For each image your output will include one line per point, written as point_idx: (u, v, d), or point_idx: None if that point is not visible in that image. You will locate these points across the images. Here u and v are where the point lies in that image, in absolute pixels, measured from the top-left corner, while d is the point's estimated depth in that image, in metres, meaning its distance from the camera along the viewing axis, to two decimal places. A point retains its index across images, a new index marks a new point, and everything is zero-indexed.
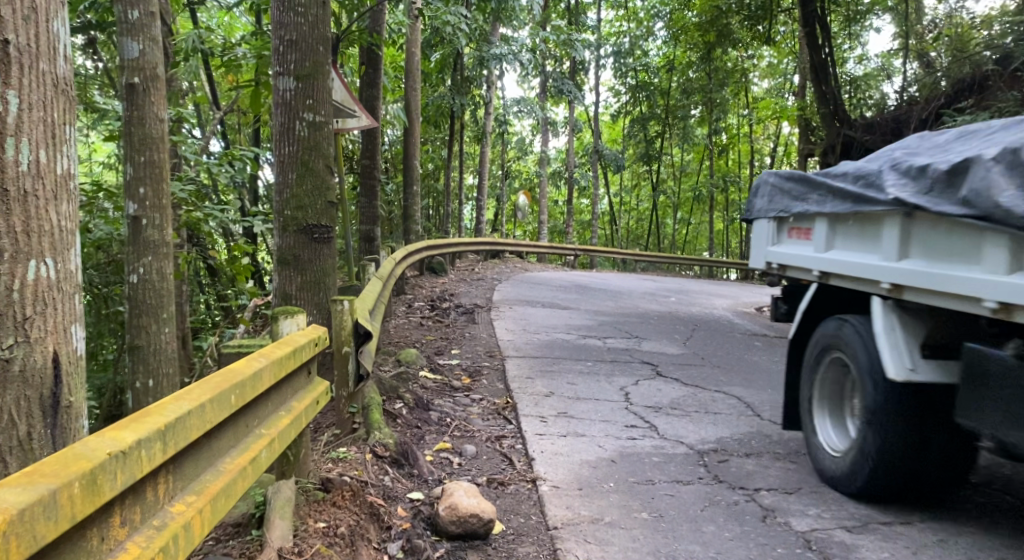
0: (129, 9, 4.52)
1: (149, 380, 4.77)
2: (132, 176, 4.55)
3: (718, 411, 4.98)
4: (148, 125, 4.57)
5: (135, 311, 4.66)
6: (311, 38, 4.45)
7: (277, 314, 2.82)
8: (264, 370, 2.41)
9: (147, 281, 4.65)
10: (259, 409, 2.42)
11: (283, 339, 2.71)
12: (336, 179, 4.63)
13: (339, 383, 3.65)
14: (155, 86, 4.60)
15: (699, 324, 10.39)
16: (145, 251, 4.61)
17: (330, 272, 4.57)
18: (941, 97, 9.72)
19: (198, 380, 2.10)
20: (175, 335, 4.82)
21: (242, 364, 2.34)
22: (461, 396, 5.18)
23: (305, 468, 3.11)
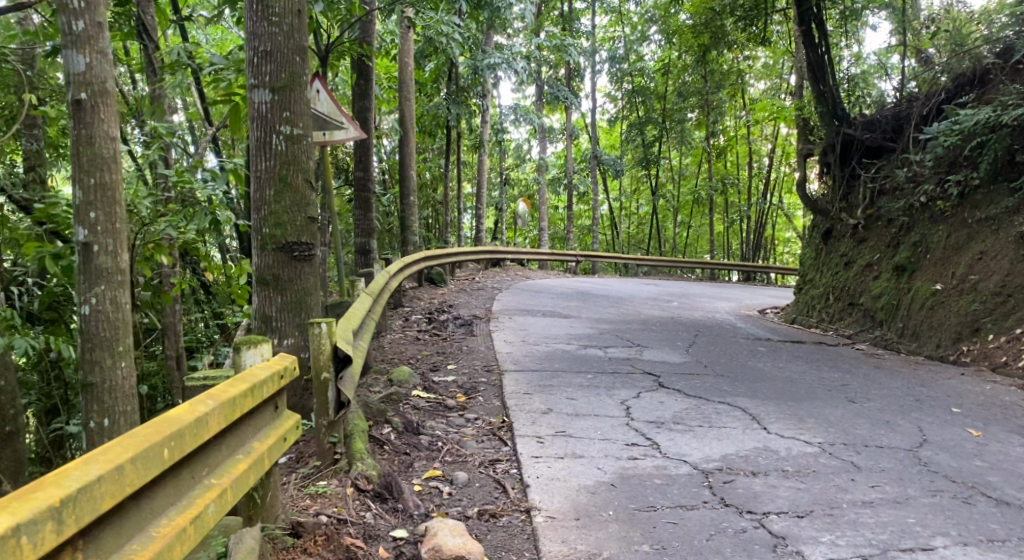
0: (74, 20, 4.11)
1: (105, 418, 4.43)
2: (81, 200, 4.16)
3: (724, 425, 4.75)
4: (99, 145, 4.19)
5: (87, 345, 4.30)
6: (287, 48, 4.26)
7: (238, 346, 2.83)
8: (208, 416, 2.40)
9: (99, 312, 4.25)
10: (206, 459, 2.42)
11: (242, 376, 2.69)
12: (317, 194, 4.43)
13: (320, 411, 3.45)
14: (105, 102, 4.22)
15: (703, 329, 10.15)
16: (97, 280, 4.24)
17: (312, 291, 4.39)
18: (941, 93, 9.50)
19: (116, 442, 2.14)
20: (132, 369, 4.44)
21: (182, 412, 2.34)
22: (455, 416, 4.96)
23: (273, 513, 2.90)
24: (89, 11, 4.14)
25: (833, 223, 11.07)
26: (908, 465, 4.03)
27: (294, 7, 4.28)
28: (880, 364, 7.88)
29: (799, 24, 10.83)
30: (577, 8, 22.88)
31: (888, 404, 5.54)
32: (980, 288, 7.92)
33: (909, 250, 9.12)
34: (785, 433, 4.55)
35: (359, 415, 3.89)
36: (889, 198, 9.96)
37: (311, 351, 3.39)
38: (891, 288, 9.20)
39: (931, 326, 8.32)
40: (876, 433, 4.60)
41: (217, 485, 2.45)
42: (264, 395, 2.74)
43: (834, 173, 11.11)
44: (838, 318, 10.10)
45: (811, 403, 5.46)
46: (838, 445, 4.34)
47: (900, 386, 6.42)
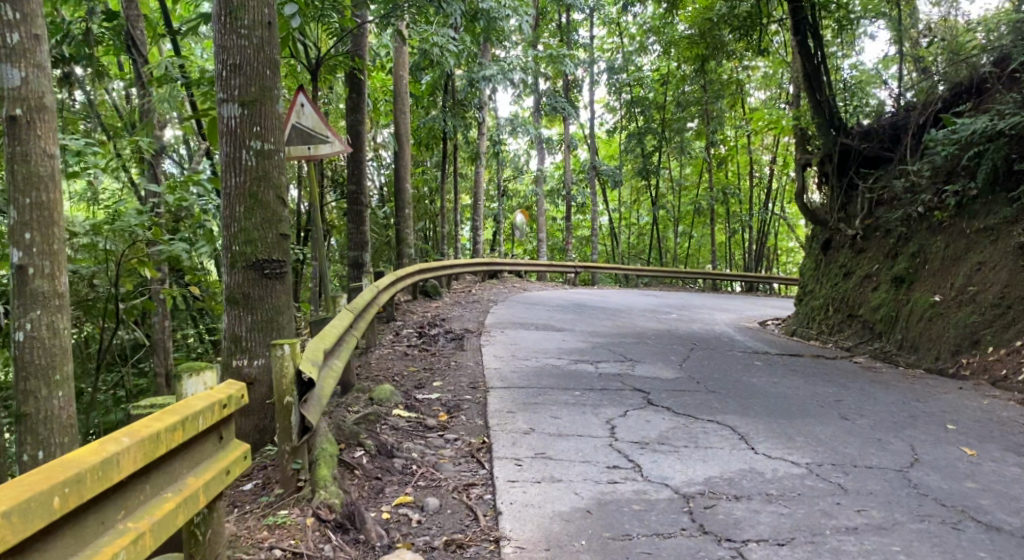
0: (9, 36, 4.28)
1: (40, 451, 4.42)
2: (16, 221, 4.32)
3: (710, 445, 4.61)
4: (35, 164, 4.35)
5: (22, 373, 4.35)
6: (257, 61, 4.17)
7: None
8: (122, 453, 2.34)
9: (34, 337, 4.35)
10: (120, 498, 2.37)
11: (175, 406, 2.65)
12: (289, 210, 4.32)
13: (283, 435, 3.35)
14: (42, 119, 4.39)
15: (699, 342, 10.00)
16: (32, 303, 4.36)
17: (284, 309, 4.27)
18: (938, 102, 9.37)
19: (12, 483, 2.10)
20: (69, 400, 4.48)
21: (92, 450, 2.29)
22: (435, 437, 4.83)
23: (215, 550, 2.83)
24: (24, 25, 4.30)
25: (832, 234, 10.93)
26: (897, 487, 3.90)
27: (264, 20, 4.19)
28: (878, 378, 7.72)
29: (795, 34, 10.75)
30: (575, 19, 22.84)
31: (882, 421, 5.39)
32: (979, 300, 7.77)
33: (907, 261, 8.99)
34: (772, 453, 4.41)
35: (329, 439, 3.78)
36: (887, 208, 9.83)
37: (273, 374, 3.29)
38: (890, 299, 9.05)
39: (930, 338, 8.17)
40: (867, 452, 4.46)
41: (134, 527, 2.38)
42: (198, 427, 2.68)
43: (832, 183, 10.98)
44: (837, 330, 9.94)
45: (803, 420, 5.32)
46: (825, 465, 4.20)
47: (896, 402, 6.26)
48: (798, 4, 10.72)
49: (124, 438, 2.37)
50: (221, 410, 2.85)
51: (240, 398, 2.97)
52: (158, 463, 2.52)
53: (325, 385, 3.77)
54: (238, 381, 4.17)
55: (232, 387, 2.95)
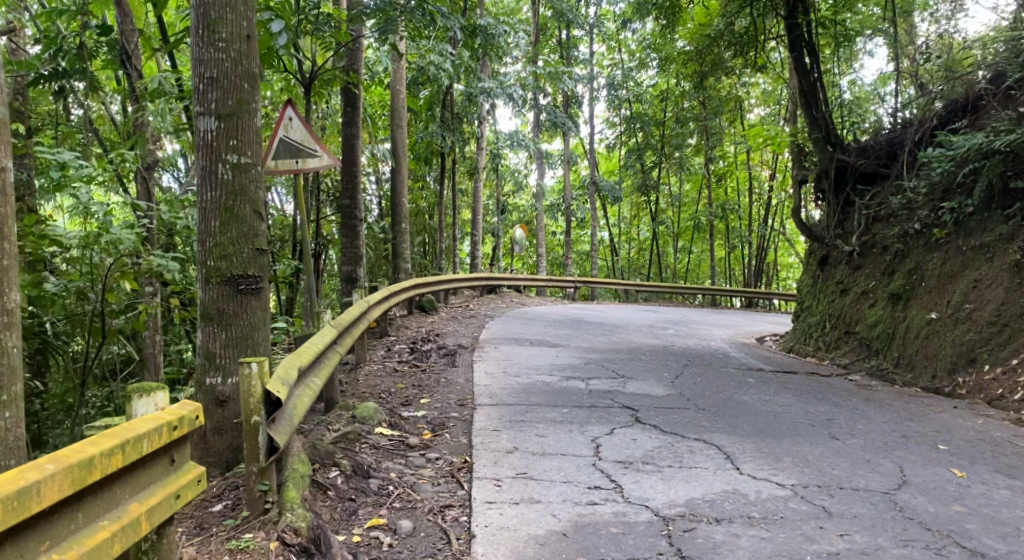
0: None
1: None
2: None
3: (695, 465, 4.52)
4: None
5: None
6: (234, 75, 4.13)
7: (131, 395, 2.89)
8: (44, 481, 2.42)
9: None
10: (44, 526, 2.44)
11: (115, 432, 2.72)
12: (266, 225, 4.28)
13: (251, 455, 3.31)
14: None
15: (694, 359, 9.90)
16: None
17: (259, 326, 4.23)
18: (934, 119, 9.33)
19: None
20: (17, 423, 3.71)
21: (12, 478, 2.37)
22: (415, 456, 4.75)
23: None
24: None
25: (829, 250, 10.85)
26: (883, 511, 3.83)
27: (243, 33, 4.16)
28: (872, 396, 7.62)
29: (790, 50, 10.73)
30: (575, 36, 22.91)
31: (873, 441, 5.30)
32: (975, 317, 7.68)
33: (904, 278, 8.90)
34: (758, 474, 4.32)
35: (300, 460, 3.73)
36: (884, 225, 9.76)
37: (241, 393, 3.27)
38: (886, 316, 8.97)
39: (927, 356, 8.08)
40: (854, 473, 4.38)
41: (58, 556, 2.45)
42: (140, 452, 2.74)
43: (829, 200, 10.92)
44: (834, 347, 9.84)
45: (792, 440, 5.22)
46: (811, 487, 4.12)
47: (888, 421, 6.17)
48: (793, 20, 10.70)
49: (48, 465, 2.46)
50: (171, 433, 2.91)
51: (194, 419, 3.02)
52: (94, 487, 2.60)
53: (297, 407, 3.74)
54: (211, 398, 4.12)
55: (184, 409, 3.01)
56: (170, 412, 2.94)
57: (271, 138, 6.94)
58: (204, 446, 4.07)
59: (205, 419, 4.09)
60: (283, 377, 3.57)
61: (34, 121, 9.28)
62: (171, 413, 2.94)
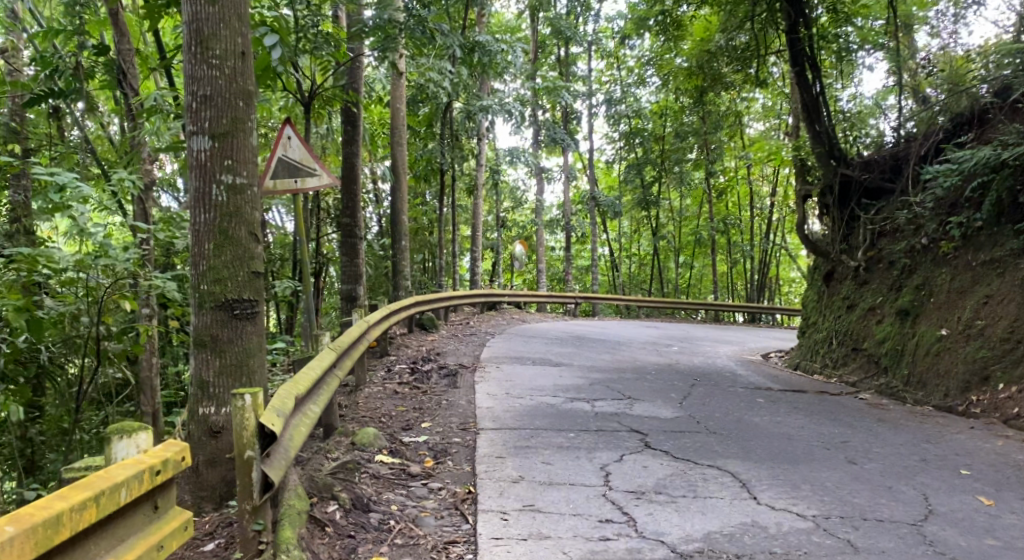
0: None
1: None
2: None
3: (710, 494, 4.33)
4: None
5: None
6: (229, 92, 3.98)
7: (111, 435, 2.75)
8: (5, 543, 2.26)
9: None
10: None
11: (88, 481, 2.57)
12: (262, 247, 4.11)
13: (244, 494, 3.10)
14: None
15: (700, 377, 9.70)
16: None
17: (254, 352, 4.04)
18: (939, 133, 9.20)
19: None
20: None
21: None
22: (418, 487, 4.56)
23: None
24: None
25: (834, 265, 10.68)
26: (909, 545, 3.66)
27: (238, 49, 4.01)
28: (885, 417, 7.44)
29: (793, 65, 10.60)
30: (574, 52, 22.87)
31: (892, 465, 5.11)
32: (988, 334, 7.50)
33: (913, 294, 8.73)
34: (775, 504, 4.14)
35: (297, 495, 3.55)
36: (891, 239, 9.60)
37: (234, 428, 3.08)
38: (895, 333, 8.78)
39: (938, 374, 7.89)
40: (876, 502, 4.20)
41: None
42: (117, 502, 2.60)
43: (833, 215, 10.76)
44: (842, 364, 9.65)
45: (808, 465, 5.03)
46: (833, 518, 3.94)
47: (905, 443, 5.99)
48: (796, 34, 10.59)
49: (10, 527, 2.31)
50: (153, 478, 2.79)
51: (178, 461, 2.89)
52: (66, 544, 2.47)
53: (293, 437, 3.56)
54: (204, 429, 3.93)
55: (168, 450, 2.88)
56: (151, 455, 2.82)
57: (269, 156, 6.79)
58: (197, 479, 3.89)
59: (198, 450, 3.91)
60: (278, 407, 3.39)
61: (28, 141, 9.14)
62: (152, 457, 2.82)
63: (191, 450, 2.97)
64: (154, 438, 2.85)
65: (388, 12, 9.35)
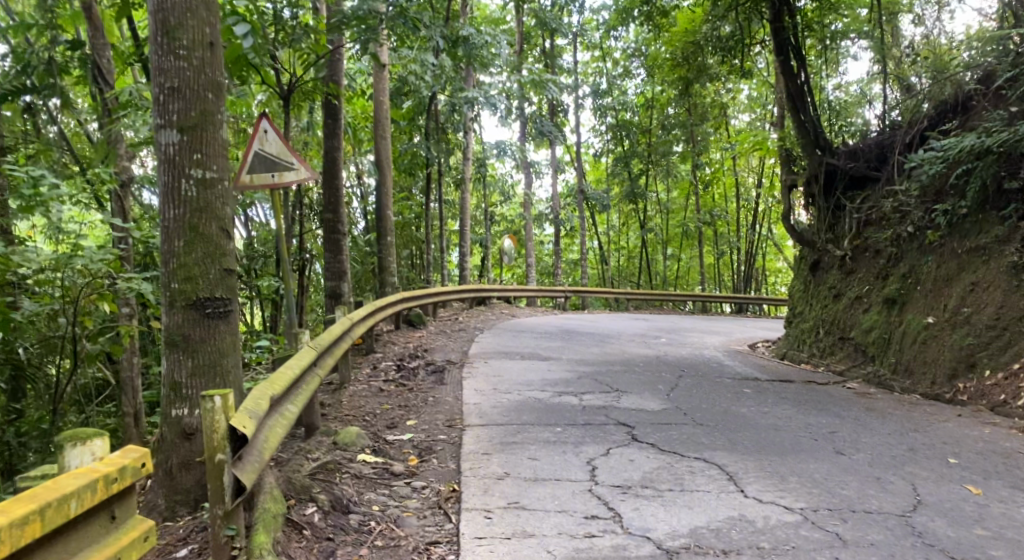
0: None
1: None
2: None
3: (697, 488, 4.26)
4: None
5: None
6: (197, 84, 3.87)
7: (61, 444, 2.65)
8: None
9: None
10: None
11: (34, 493, 2.47)
12: (235, 243, 4.02)
13: (215, 497, 3.01)
14: None
15: (688, 369, 9.65)
16: None
17: (228, 352, 3.96)
18: (924, 120, 9.16)
19: None
20: None
21: None
22: (400, 486, 4.47)
23: None
24: None
25: (821, 254, 10.65)
26: (899, 537, 3.61)
27: (205, 40, 3.90)
28: (873, 406, 7.40)
29: (777, 54, 10.54)
30: (559, 44, 22.74)
31: (880, 455, 5.06)
32: (974, 321, 7.47)
33: (899, 282, 8.70)
34: (763, 497, 4.08)
35: (272, 498, 3.48)
36: (877, 228, 9.57)
37: (204, 429, 2.99)
38: (882, 321, 8.75)
39: (925, 362, 7.87)
40: (865, 493, 4.14)
41: None
42: (66, 514, 2.51)
43: (819, 204, 10.72)
44: (830, 354, 9.62)
45: (796, 456, 4.97)
46: (821, 510, 3.88)
47: (894, 433, 5.94)
48: (780, 23, 10.52)
49: None
50: (109, 487, 2.70)
51: (136, 467, 2.80)
52: None
53: (268, 437, 3.48)
54: (177, 432, 3.84)
55: (125, 457, 2.79)
56: (107, 463, 2.73)
57: (245, 151, 6.67)
58: (171, 483, 3.80)
59: (172, 453, 3.82)
60: (251, 407, 3.31)
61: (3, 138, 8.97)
62: (108, 464, 2.73)
63: (153, 455, 2.88)
64: (110, 444, 2.77)
65: (368, 4, 9.07)
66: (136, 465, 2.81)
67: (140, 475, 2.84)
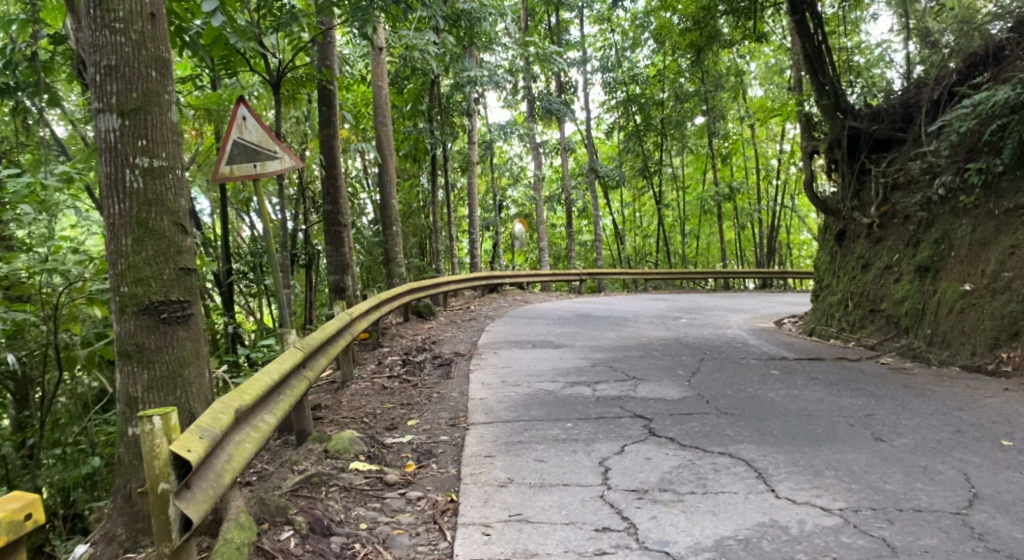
0: None
1: None
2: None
3: (722, 489, 3.81)
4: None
5: None
6: (137, 62, 3.59)
7: None
8: None
9: None
10: None
11: None
12: (191, 238, 3.74)
13: (161, 535, 2.75)
14: None
15: (710, 351, 9.15)
16: None
17: (189, 361, 3.69)
18: (952, 75, 8.53)
19: None
20: None
21: None
22: (393, 498, 4.09)
23: None
24: None
25: (845, 224, 10.08)
26: (957, 542, 3.15)
27: (145, 11, 3.63)
28: (910, 382, 6.87)
29: (793, 13, 9.93)
30: (565, 19, 22.07)
31: (925, 440, 4.55)
32: (1016, 287, 6.91)
33: (931, 248, 8.15)
34: (795, 496, 3.63)
35: (237, 525, 3.19)
36: (905, 193, 9.01)
37: (144, 455, 2.75)
38: (913, 290, 8.21)
39: (963, 332, 7.33)
40: (912, 488, 3.66)
41: None
42: None
43: (841, 170, 10.12)
44: (859, 327, 9.09)
45: (832, 446, 4.48)
46: (863, 511, 3.42)
47: (937, 412, 5.42)
48: None
49: None
50: None
51: (12, 523, 2.69)
52: None
53: (234, 453, 3.20)
54: (135, 452, 3.58)
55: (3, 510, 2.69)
56: None
57: (224, 141, 6.23)
58: (131, 511, 3.52)
59: (131, 477, 3.55)
60: (208, 424, 3.03)
61: None
62: None
63: (38, 509, 2.75)
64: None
65: None
66: (11, 519, 2.70)
67: (19, 529, 2.73)
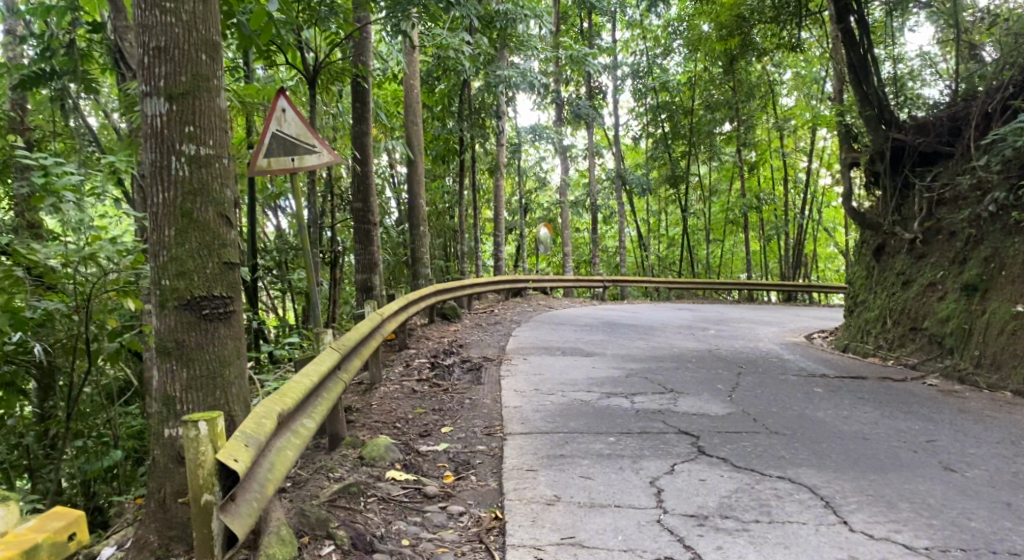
0: None
1: None
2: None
3: (789, 518, 3.58)
4: None
5: None
6: (187, 44, 3.41)
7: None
8: None
9: None
10: None
11: None
12: (236, 231, 3.56)
13: (203, 548, 2.64)
14: None
15: (747, 365, 8.85)
16: None
17: (230, 360, 3.50)
18: (1006, 87, 8.13)
19: None
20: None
21: None
22: (435, 512, 3.88)
23: None
24: None
25: (886, 238, 9.74)
26: None
27: None
28: (966, 406, 6.56)
29: (838, 21, 9.67)
30: (598, 23, 21.78)
31: (1000, 472, 4.27)
32: None
33: (980, 267, 7.81)
34: (872, 532, 3.45)
35: (279, 540, 3.01)
36: (952, 208, 8.68)
37: (189, 463, 2.63)
38: (959, 309, 7.88)
39: (1017, 356, 7.02)
40: (1001, 528, 3.48)
41: None
42: None
43: (884, 183, 9.78)
44: (899, 345, 8.78)
45: (900, 474, 4.23)
46: (953, 552, 3.28)
47: (1004, 442, 5.13)
48: None
49: None
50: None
51: (55, 542, 2.84)
52: None
53: (279, 461, 3.03)
54: (170, 454, 3.38)
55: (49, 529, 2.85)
56: (18, 540, 2.78)
57: (262, 133, 6.06)
58: (165, 517, 3.33)
59: (167, 482, 3.36)
60: (254, 430, 2.87)
61: (25, 131, 8.47)
62: (26, 539, 2.78)
63: (79, 528, 2.94)
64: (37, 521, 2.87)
65: None
66: (54, 539, 2.85)
67: (63, 549, 2.88)
